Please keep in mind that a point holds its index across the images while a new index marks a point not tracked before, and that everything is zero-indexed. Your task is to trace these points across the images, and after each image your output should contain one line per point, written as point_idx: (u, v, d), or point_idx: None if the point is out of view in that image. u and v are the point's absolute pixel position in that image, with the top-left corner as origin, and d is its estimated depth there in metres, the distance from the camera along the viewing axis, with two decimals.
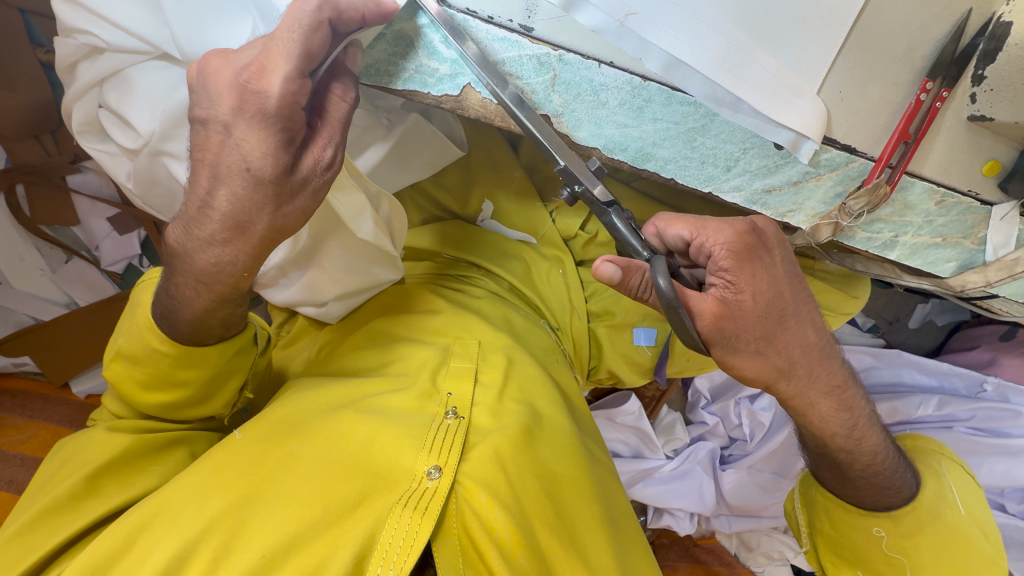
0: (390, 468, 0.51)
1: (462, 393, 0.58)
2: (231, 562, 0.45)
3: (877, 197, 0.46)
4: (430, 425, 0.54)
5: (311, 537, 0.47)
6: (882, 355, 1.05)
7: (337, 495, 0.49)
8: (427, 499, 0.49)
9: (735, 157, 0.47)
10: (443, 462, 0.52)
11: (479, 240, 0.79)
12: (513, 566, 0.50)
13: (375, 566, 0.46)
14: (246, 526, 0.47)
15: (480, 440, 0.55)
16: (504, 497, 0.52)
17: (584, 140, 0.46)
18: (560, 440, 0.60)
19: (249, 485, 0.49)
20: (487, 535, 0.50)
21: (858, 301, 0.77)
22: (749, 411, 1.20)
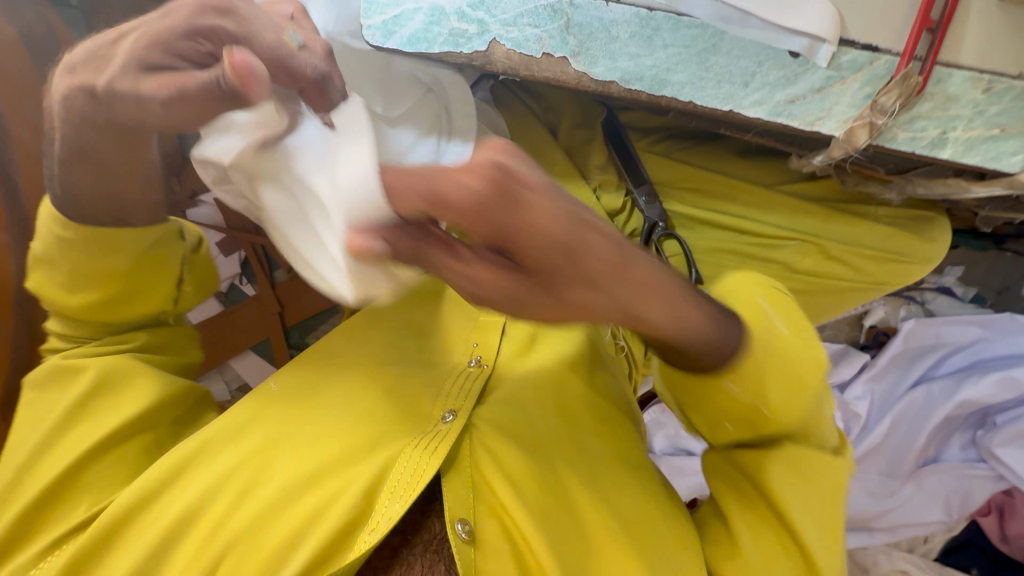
0: (407, 416, 0.59)
1: (486, 342, 0.65)
2: (259, 490, 0.55)
3: (909, 88, 0.46)
4: (452, 374, 0.62)
5: (332, 472, 0.55)
6: (992, 324, 0.98)
7: (356, 438, 0.57)
8: (437, 440, 0.55)
9: (751, 72, 0.49)
10: (457, 407, 0.58)
11: None
12: (521, 497, 0.54)
13: (383, 499, 0.53)
14: (274, 463, 0.56)
15: (493, 393, 0.61)
16: (520, 438, 0.57)
17: (601, 75, 0.51)
18: (578, 397, 0.63)
19: (278, 429, 0.59)
20: (498, 472, 0.55)
21: (938, 244, 0.73)
22: (840, 402, 1.08)
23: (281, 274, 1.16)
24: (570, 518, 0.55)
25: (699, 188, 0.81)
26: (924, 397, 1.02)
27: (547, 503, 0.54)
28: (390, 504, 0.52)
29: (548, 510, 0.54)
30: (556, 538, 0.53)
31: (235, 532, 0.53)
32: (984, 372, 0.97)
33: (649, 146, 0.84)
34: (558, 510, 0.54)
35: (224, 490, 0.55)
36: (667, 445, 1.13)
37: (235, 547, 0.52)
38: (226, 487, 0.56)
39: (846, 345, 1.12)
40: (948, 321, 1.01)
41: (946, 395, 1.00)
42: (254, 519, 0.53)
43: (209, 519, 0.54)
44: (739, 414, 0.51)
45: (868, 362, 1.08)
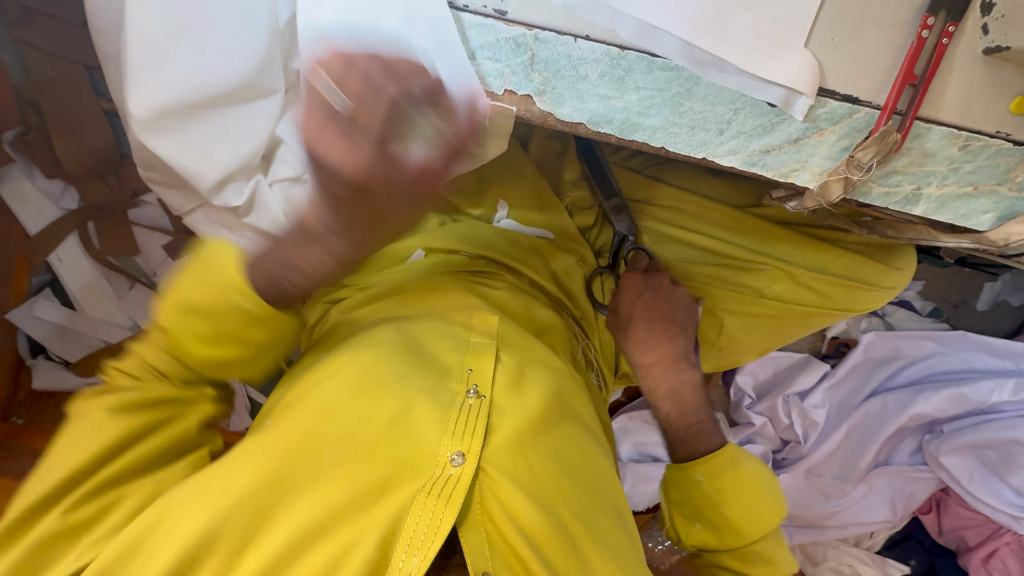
0: (413, 453, 0.53)
1: (483, 369, 0.58)
2: (266, 539, 0.49)
3: (887, 146, 0.43)
4: (451, 410, 0.55)
5: (341, 517, 0.50)
6: (945, 340, 1.02)
7: (365, 479, 0.51)
8: (451, 486, 0.51)
9: (727, 119, 0.46)
10: (466, 448, 0.53)
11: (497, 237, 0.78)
12: (537, 553, 0.52)
13: (400, 552, 0.49)
14: (279, 506, 0.50)
15: (497, 423, 0.56)
16: (522, 480, 0.54)
17: (568, 116, 0.48)
18: (581, 439, 0.61)
19: (276, 470, 0.51)
20: (508, 522, 0.53)
21: (904, 273, 0.72)
22: (800, 409, 1.11)
23: None
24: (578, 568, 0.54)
25: (678, 208, 0.78)
26: (879, 408, 1.06)
27: (559, 557, 0.53)
28: (406, 558, 0.48)
29: (559, 562, 0.53)
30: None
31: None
32: (935, 388, 1.00)
33: (624, 161, 0.81)
34: (566, 561, 0.53)
35: (222, 539, 0.48)
36: (633, 451, 1.16)
37: None
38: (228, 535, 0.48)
39: (808, 355, 1.14)
40: (906, 335, 1.05)
41: (899, 407, 1.04)
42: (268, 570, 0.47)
43: (214, 568, 0.48)
44: (708, 519, 0.68)
45: (829, 371, 1.11)
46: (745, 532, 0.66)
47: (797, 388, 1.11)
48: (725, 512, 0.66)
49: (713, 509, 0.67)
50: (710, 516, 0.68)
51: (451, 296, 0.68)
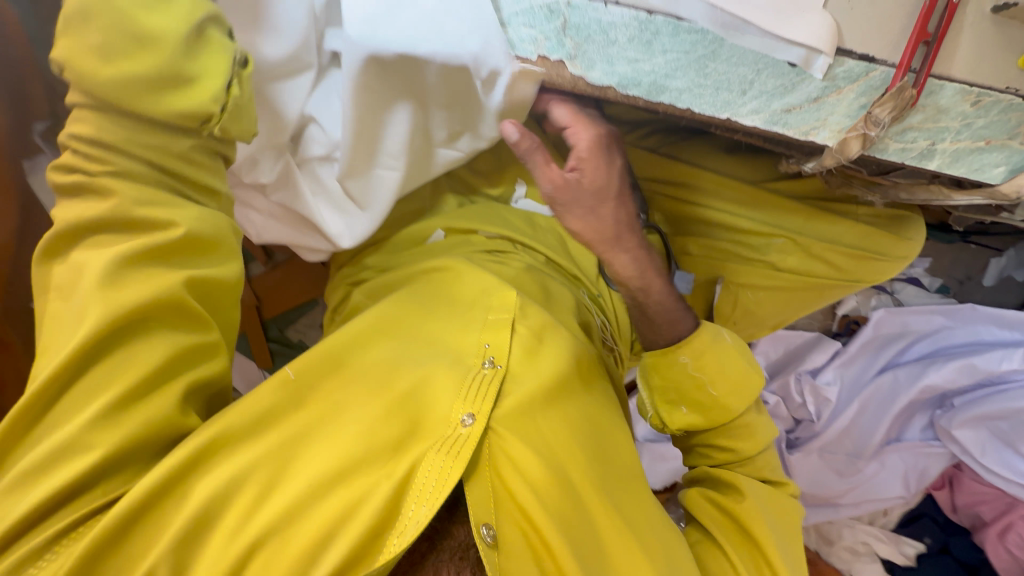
0: (428, 415, 0.55)
1: (500, 342, 0.61)
2: (281, 489, 0.49)
3: (904, 100, 0.46)
4: (468, 374, 0.57)
5: (354, 472, 0.51)
6: (954, 314, 1.02)
7: (382, 437, 0.53)
8: (461, 444, 0.53)
9: (749, 79, 0.48)
10: (477, 409, 0.55)
11: (516, 217, 0.81)
12: (546, 507, 0.53)
13: (410, 503, 0.50)
14: (293, 461, 0.50)
15: (510, 391, 0.58)
16: (533, 440, 0.56)
17: (598, 79, 0.50)
18: (591, 409, 0.62)
19: (294, 428, 0.52)
20: (519, 480, 0.54)
21: (913, 243, 0.75)
22: (812, 387, 1.13)
23: (258, 266, 1.08)
24: (587, 525, 0.55)
25: (695, 184, 0.80)
26: (891, 382, 1.09)
27: (567, 510, 0.54)
28: (416, 509, 0.50)
29: (568, 517, 0.54)
30: (574, 543, 0.53)
31: (257, 537, 0.46)
32: (946, 360, 1.03)
33: (638, 140, 0.83)
34: (574, 518, 0.55)
35: (236, 497, 0.47)
36: (648, 432, 1.17)
37: (265, 546, 0.46)
38: (244, 487, 0.48)
39: (819, 334, 1.15)
40: (915, 311, 1.05)
41: (910, 380, 1.07)
42: (282, 515, 0.47)
43: (233, 515, 0.47)
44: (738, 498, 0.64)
45: (840, 348, 1.12)
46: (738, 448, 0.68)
47: (809, 365, 1.13)
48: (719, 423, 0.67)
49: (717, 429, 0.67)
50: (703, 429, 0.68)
51: (467, 275, 0.68)
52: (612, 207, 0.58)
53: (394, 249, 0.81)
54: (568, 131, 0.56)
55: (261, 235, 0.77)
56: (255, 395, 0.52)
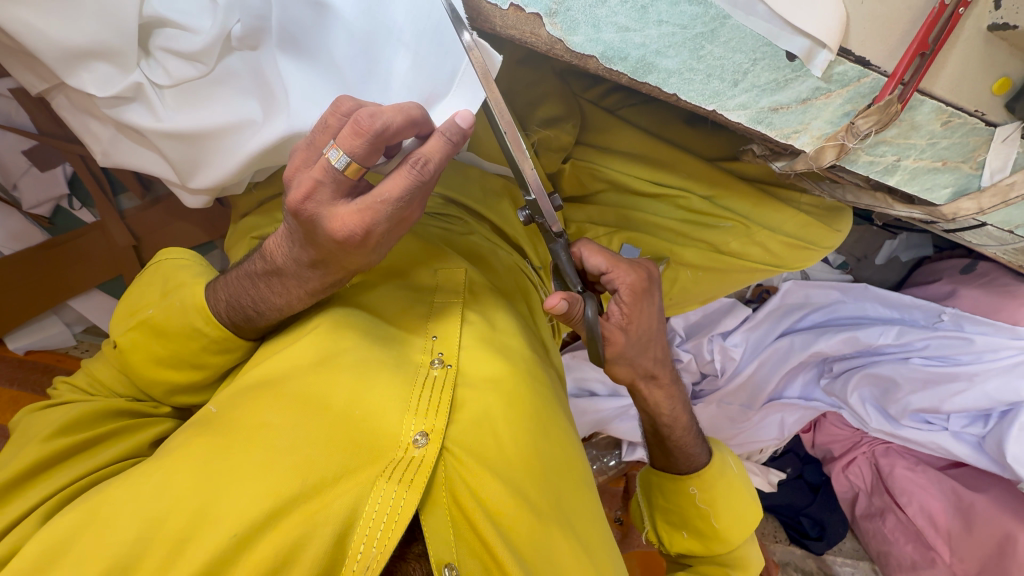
0: (375, 436, 0.49)
1: (448, 335, 0.56)
2: (202, 538, 0.43)
3: (887, 116, 0.44)
4: (416, 382, 0.53)
5: (290, 512, 0.45)
6: (849, 290, 1.15)
7: (319, 466, 0.47)
8: (413, 470, 0.48)
9: (744, 69, 0.43)
10: (430, 427, 0.50)
11: (456, 175, 0.72)
12: (505, 535, 0.50)
13: (358, 543, 0.45)
14: (219, 503, 0.45)
15: (463, 396, 0.54)
16: (489, 458, 0.52)
17: (580, 46, 0.42)
18: (540, 409, 0.57)
19: (219, 463, 0.46)
20: (479, 508, 0.50)
21: (839, 235, 0.78)
22: (721, 347, 1.25)
23: (131, 199, 0.89)
24: (546, 552, 0.52)
25: (652, 157, 0.76)
26: (786, 347, 1.21)
27: (528, 540, 0.51)
28: (366, 549, 0.45)
29: (531, 547, 0.51)
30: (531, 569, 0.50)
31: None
32: (836, 331, 1.15)
33: (599, 97, 0.78)
34: (536, 544, 0.52)
35: (160, 531, 0.43)
36: (573, 386, 1.22)
37: None
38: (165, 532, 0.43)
39: (734, 300, 1.27)
40: (816, 285, 1.18)
41: (803, 346, 1.18)
42: (208, 566, 0.43)
43: None
44: (697, 528, 0.73)
45: (750, 314, 1.24)
46: (727, 540, 0.72)
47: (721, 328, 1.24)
48: (714, 523, 0.72)
49: (703, 520, 0.72)
50: (700, 526, 0.72)
51: (425, 257, 0.62)
52: (646, 312, 0.61)
53: None
54: (607, 273, 0.59)
55: (109, 153, 0.62)
56: (175, 439, 0.50)
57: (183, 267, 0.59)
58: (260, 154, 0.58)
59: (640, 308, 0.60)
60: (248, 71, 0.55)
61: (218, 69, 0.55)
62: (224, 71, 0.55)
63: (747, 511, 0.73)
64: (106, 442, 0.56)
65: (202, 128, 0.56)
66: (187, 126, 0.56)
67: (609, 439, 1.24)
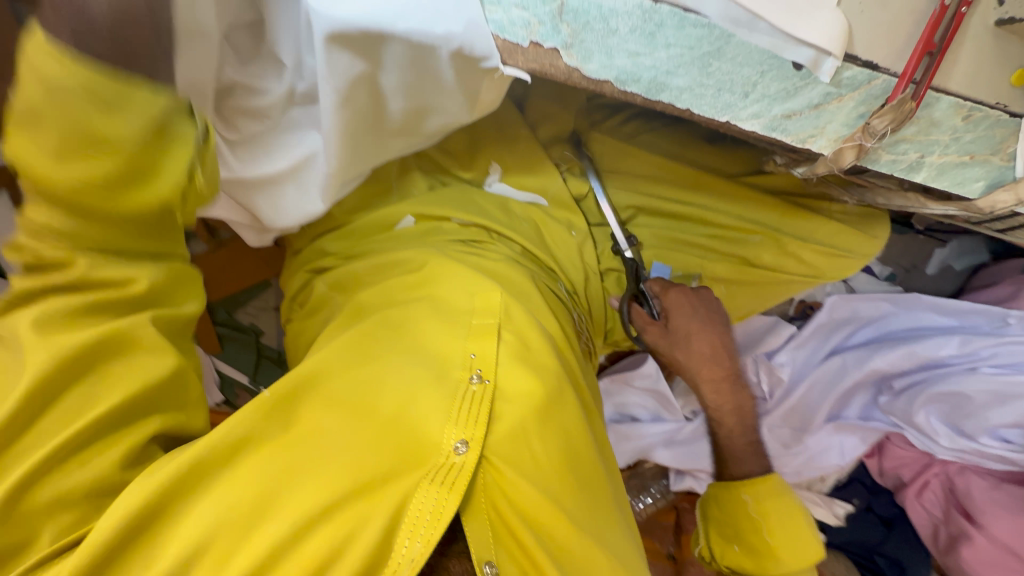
0: (419, 442, 0.53)
1: (485, 351, 0.58)
2: (264, 528, 0.47)
3: (902, 114, 0.45)
4: (457, 394, 0.55)
5: (345, 507, 0.49)
6: (900, 301, 1.10)
7: (370, 467, 0.51)
8: (453, 475, 0.51)
9: (752, 81, 0.45)
10: (469, 435, 0.53)
11: (490, 204, 0.77)
12: (541, 539, 0.52)
13: (403, 538, 0.48)
14: (280, 497, 0.48)
15: (501, 409, 0.56)
16: (526, 466, 0.54)
17: (595, 73, 0.46)
18: (574, 423, 0.58)
19: (279, 463, 0.50)
20: (515, 512, 0.53)
21: (877, 241, 0.77)
22: (767, 368, 1.21)
23: (200, 245, 0.98)
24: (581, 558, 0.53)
25: (675, 176, 0.80)
26: (838, 366, 1.16)
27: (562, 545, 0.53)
28: (410, 543, 0.48)
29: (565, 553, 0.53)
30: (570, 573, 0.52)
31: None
32: (891, 346, 1.10)
33: (621, 125, 0.82)
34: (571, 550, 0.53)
35: (225, 526, 0.46)
36: (613, 413, 1.20)
37: None
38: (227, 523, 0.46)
39: (776, 318, 1.22)
40: (863, 298, 1.12)
41: (858, 363, 1.14)
42: (272, 556, 0.46)
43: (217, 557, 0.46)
44: (749, 542, 0.69)
45: (795, 332, 1.20)
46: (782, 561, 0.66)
47: (766, 348, 1.20)
48: (765, 537, 0.67)
49: (756, 534, 0.68)
50: (753, 542, 0.68)
51: (457, 276, 0.65)
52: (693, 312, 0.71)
53: (357, 236, 0.76)
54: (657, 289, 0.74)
55: None
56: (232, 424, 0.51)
57: None
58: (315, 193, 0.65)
59: (684, 303, 0.71)
60: (305, 120, 0.63)
61: (281, 121, 0.63)
62: (287, 122, 0.63)
63: (807, 534, 0.68)
64: (110, 378, 0.47)
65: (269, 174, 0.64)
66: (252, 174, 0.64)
67: (655, 468, 1.20)
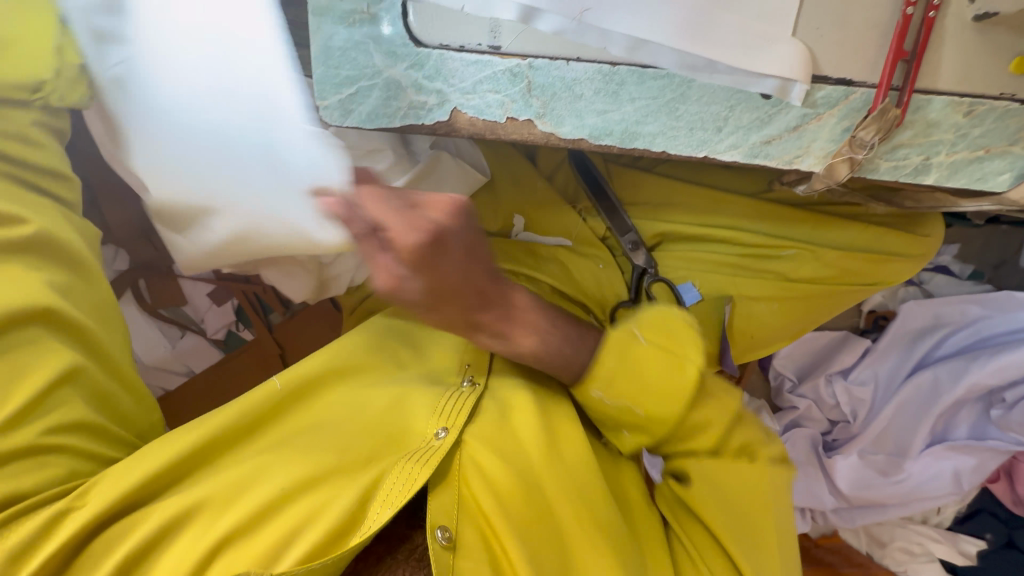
0: (403, 432, 0.59)
1: (479, 363, 0.66)
2: (251, 492, 0.51)
3: (887, 122, 0.44)
4: (446, 392, 0.62)
5: (326, 479, 0.54)
6: (989, 301, 1.00)
7: (354, 448, 0.56)
8: (431, 453, 0.55)
9: (723, 116, 0.47)
10: (449, 422, 0.58)
11: (516, 250, 0.82)
12: (507, 515, 0.53)
13: (375, 507, 0.52)
14: (270, 465, 0.54)
15: (485, 408, 0.61)
16: (509, 455, 0.57)
17: (569, 133, 0.50)
18: (564, 420, 0.63)
19: (276, 439, 0.57)
20: (488, 491, 0.54)
21: (931, 239, 0.72)
22: (844, 388, 1.11)
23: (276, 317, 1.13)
24: (555, 537, 0.55)
25: (694, 203, 0.79)
26: (930, 382, 1.04)
27: (536, 531, 0.54)
28: (380, 511, 0.51)
29: (540, 538, 0.54)
30: (533, 553, 0.52)
31: (223, 536, 0.48)
32: (990, 354, 0.97)
33: (635, 162, 0.84)
34: (545, 536, 0.54)
35: (220, 486, 0.52)
36: None
37: (226, 546, 0.49)
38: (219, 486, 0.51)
39: (846, 332, 1.14)
40: (946, 301, 1.03)
41: (954, 378, 1.01)
42: (255, 513, 0.50)
43: (202, 518, 0.50)
44: (665, 449, 0.64)
45: (870, 346, 1.11)
46: None
47: (838, 366, 1.12)
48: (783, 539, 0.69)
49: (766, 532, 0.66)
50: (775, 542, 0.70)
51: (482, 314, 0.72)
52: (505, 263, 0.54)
53: None
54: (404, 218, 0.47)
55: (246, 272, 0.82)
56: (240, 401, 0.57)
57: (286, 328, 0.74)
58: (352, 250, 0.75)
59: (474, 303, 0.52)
60: None
61: None
62: None
63: None
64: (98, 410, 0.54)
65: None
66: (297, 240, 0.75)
67: None
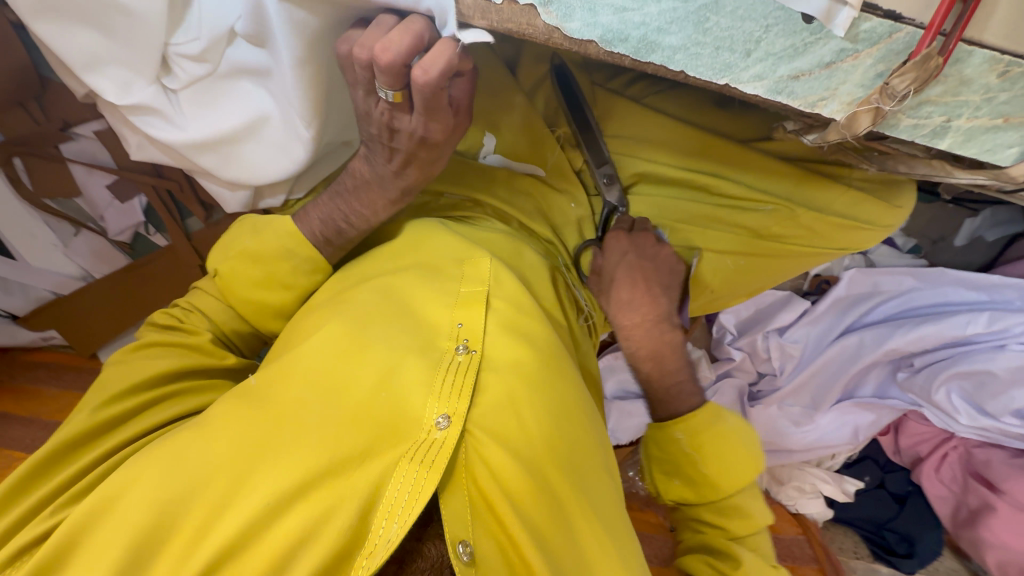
0: (400, 419, 0.53)
1: (471, 322, 0.58)
2: (238, 504, 0.48)
3: (926, 72, 0.39)
4: (439, 364, 0.56)
5: (318, 485, 0.49)
6: (923, 275, 1.07)
7: (346, 444, 0.51)
8: (433, 451, 0.51)
9: (756, 37, 0.41)
10: (452, 410, 0.53)
11: (485, 176, 0.74)
12: (518, 512, 0.51)
13: (380, 519, 0.48)
14: (252, 474, 0.49)
15: (486, 380, 0.56)
16: (510, 443, 0.53)
17: (578, 32, 0.42)
18: (573, 399, 0.58)
19: (253, 440, 0.51)
20: (496, 490, 0.52)
21: (902, 211, 0.72)
22: (778, 344, 1.18)
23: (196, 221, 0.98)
24: (569, 542, 0.53)
25: (681, 142, 0.74)
26: (855, 345, 1.12)
27: (547, 520, 0.53)
28: (387, 524, 0.48)
29: (547, 527, 0.52)
30: (552, 557, 0.51)
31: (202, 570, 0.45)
32: (913, 324, 1.05)
33: (625, 87, 0.77)
34: (555, 528, 0.53)
35: (202, 499, 0.48)
36: (617, 389, 1.22)
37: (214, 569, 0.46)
38: (203, 501, 0.48)
39: (790, 293, 1.19)
40: (885, 271, 1.09)
41: (876, 342, 1.09)
42: (241, 532, 0.46)
43: (185, 532, 0.47)
44: (687, 476, 0.68)
45: (808, 308, 1.17)
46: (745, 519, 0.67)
47: (776, 324, 1.17)
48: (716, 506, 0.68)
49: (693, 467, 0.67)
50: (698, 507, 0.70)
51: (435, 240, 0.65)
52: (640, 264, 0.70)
53: None
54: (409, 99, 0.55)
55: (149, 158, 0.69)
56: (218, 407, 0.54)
57: (240, 231, 0.69)
58: (276, 156, 0.64)
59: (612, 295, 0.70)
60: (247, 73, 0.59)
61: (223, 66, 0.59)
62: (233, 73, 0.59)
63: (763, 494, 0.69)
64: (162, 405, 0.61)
65: (232, 138, 0.63)
66: (208, 130, 0.62)
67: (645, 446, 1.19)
